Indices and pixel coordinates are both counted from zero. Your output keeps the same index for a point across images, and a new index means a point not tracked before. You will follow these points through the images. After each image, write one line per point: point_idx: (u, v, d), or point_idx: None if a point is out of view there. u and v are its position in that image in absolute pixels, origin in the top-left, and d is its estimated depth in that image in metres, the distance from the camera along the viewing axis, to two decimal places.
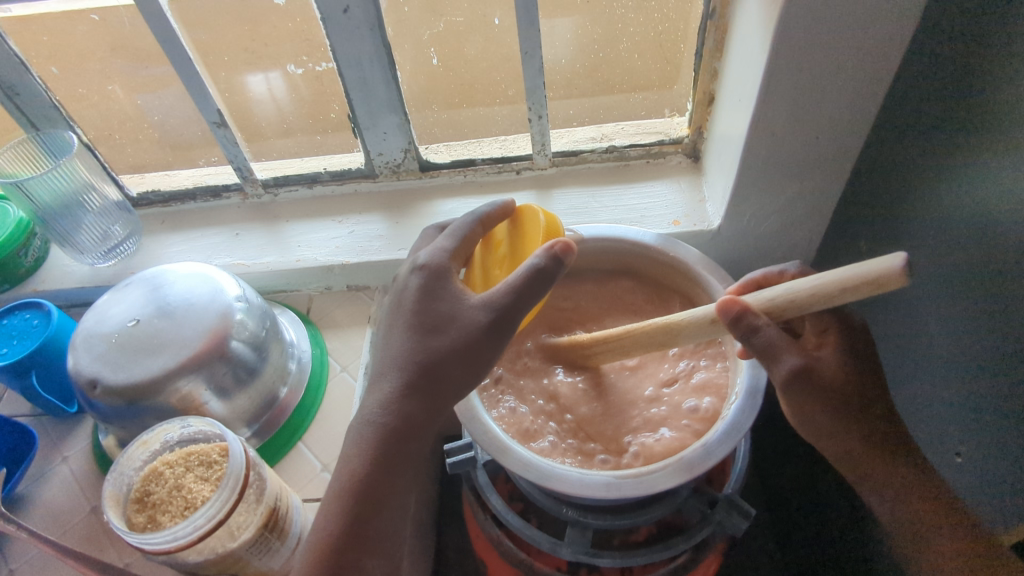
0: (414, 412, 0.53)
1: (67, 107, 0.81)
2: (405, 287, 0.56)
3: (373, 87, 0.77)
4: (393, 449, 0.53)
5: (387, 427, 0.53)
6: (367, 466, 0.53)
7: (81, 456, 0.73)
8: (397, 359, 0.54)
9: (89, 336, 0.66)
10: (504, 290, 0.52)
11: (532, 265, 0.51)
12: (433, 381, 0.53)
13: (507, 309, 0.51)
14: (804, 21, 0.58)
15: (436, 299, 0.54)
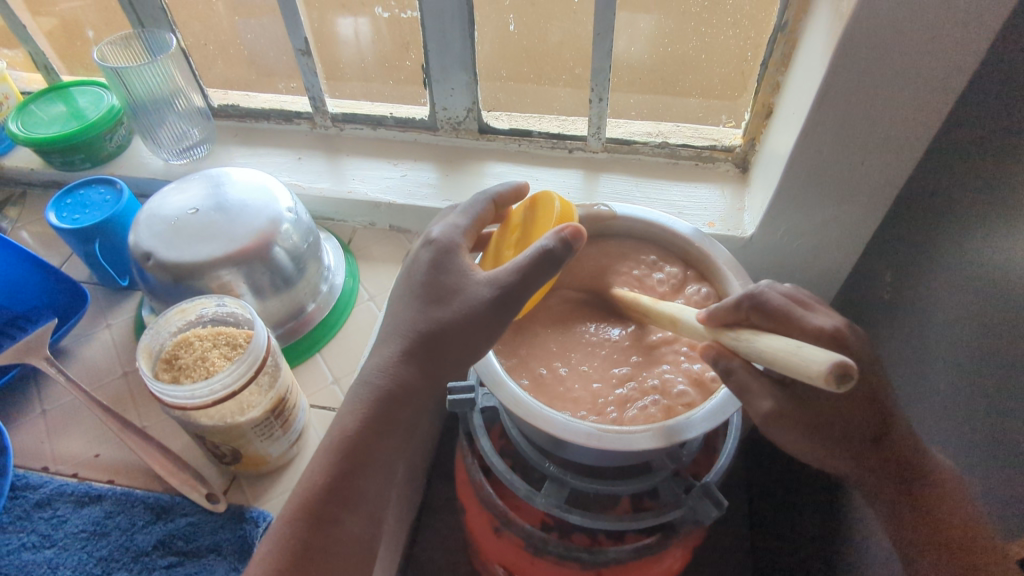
0: (412, 379, 0.54)
1: (172, 13, 0.88)
2: (416, 258, 0.57)
3: (450, 43, 0.82)
4: (385, 413, 0.54)
5: (382, 390, 0.53)
6: (357, 426, 0.53)
7: (123, 327, 0.80)
8: (401, 326, 0.55)
9: (152, 215, 0.72)
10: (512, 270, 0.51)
11: (541, 246, 0.50)
12: (433, 351, 0.53)
13: (513, 289, 0.51)
14: (867, 40, 0.61)
15: (444, 271, 0.55)
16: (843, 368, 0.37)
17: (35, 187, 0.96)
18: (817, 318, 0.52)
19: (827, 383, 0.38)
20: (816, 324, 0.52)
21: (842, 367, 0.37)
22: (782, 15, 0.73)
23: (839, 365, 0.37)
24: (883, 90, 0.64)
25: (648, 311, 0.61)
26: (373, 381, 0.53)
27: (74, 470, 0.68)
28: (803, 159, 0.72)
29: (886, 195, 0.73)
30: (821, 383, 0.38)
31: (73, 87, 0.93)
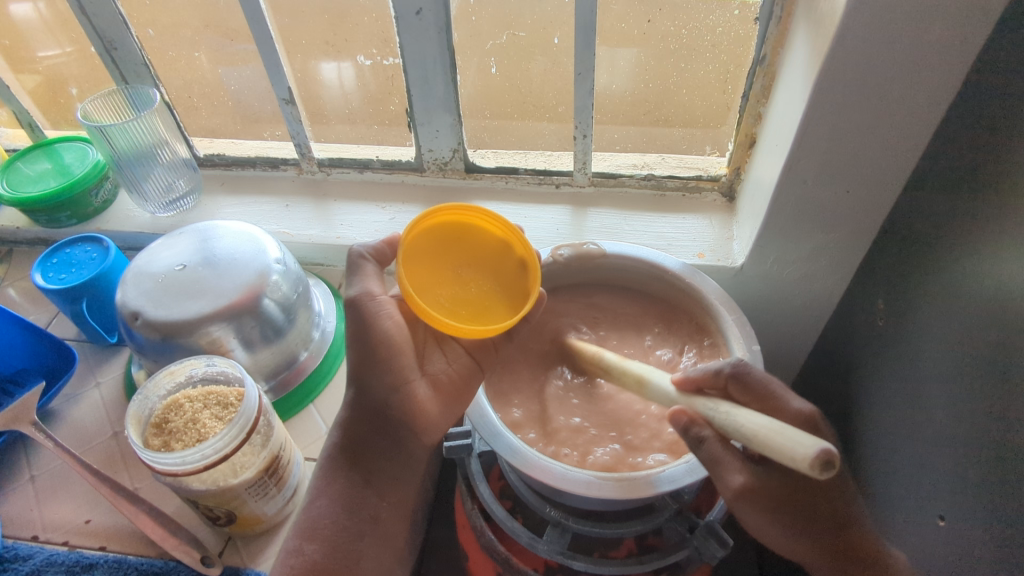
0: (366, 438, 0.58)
1: (156, 68, 0.89)
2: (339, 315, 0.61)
3: (433, 86, 0.83)
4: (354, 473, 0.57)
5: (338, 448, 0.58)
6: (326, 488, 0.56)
7: (112, 385, 0.79)
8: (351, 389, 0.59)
9: (139, 273, 0.72)
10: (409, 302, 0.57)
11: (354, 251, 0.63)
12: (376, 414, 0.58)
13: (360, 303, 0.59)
14: (845, 74, 0.62)
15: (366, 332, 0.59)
16: (828, 456, 0.39)
17: (20, 245, 0.96)
18: (734, 477, 0.49)
19: (822, 467, 0.40)
20: (734, 483, 0.49)
21: (826, 452, 0.39)
22: (760, 49, 0.74)
23: (822, 451, 0.39)
24: (863, 120, 0.65)
25: (612, 367, 0.62)
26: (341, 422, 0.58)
27: (64, 538, 0.66)
28: (788, 190, 0.72)
29: (872, 222, 0.73)
30: (814, 467, 0.40)
31: (57, 144, 0.93)
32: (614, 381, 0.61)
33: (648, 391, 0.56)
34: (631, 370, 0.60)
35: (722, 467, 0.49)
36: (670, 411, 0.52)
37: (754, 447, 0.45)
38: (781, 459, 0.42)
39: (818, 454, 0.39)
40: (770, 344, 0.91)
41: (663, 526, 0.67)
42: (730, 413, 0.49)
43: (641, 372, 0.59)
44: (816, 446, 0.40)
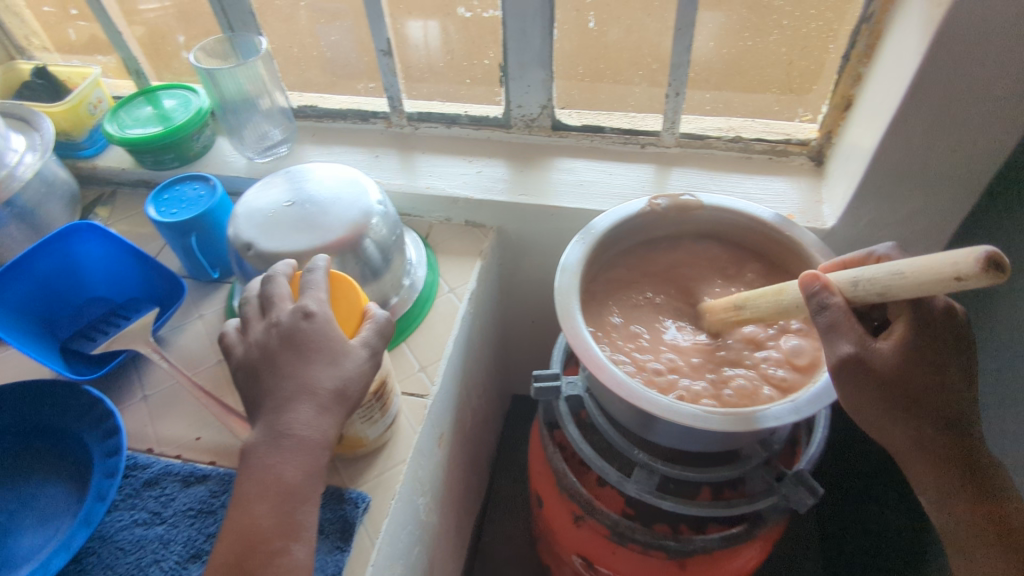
0: None
1: (260, 17, 0.92)
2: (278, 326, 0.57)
3: (530, 40, 0.84)
4: None
5: None
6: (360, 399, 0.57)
7: (215, 317, 0.83)
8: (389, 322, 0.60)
9: (249, 209, 0.76)
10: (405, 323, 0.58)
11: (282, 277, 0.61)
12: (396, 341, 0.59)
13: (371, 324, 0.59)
14: (968, 28, 0.60)
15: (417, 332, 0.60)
16: (996, 257, 0.37)
17: (124, 186, 1.01)
18: (844, 345, 0.51)
19: (957, 276, 0.39)
20: (841, 351, 0.51)
21: (992, 255, 0.37)
22: (868, 6, 0.74)
23: (989, 253, 0.38)
24: (979, 77, 0.64)
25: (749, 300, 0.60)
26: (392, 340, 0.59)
27: (177, 451, 0.70)
28: (890, 150, 0.71)
29: (976, 185, 0.72)
30: (956, 276, 0.39)
31: (160, 91, 0.97)
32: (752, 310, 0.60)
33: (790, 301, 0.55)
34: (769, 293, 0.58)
35: (835, 333, 0.51)
36: (802, 274, 0.52)
37: (904, 291, 0.44)
38: (943, 282, 0.41)
39: (985, 254, 0.37)
40: None
41: (749, 475, 0.69)
42: (850, 274, 0.49)
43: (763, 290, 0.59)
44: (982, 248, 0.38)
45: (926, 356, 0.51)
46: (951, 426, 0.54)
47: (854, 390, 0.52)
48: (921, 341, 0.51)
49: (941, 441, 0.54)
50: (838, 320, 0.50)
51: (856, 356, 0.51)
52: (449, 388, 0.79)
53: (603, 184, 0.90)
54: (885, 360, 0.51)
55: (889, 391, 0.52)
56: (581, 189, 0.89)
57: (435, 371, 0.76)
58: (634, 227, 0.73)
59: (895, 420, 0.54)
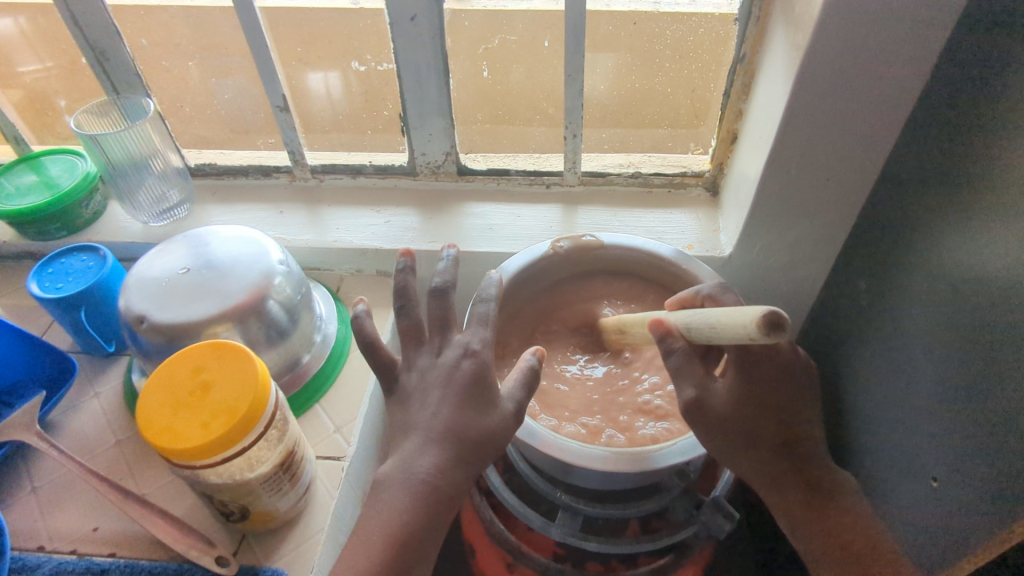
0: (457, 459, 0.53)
1: (147, 78, 0.89)
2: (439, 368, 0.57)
3: (427, 91, 0.85)
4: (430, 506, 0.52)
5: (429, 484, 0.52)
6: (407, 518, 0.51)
7: (112, 394, 0.78)
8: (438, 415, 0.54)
9: (141, 278, 0.72)
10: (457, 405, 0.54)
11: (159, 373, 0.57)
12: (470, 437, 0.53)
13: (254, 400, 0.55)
14: (824, 69, 0.66)
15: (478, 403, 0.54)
16: (775, 318, 0.43)
17: (7, 259, 0.94)
18: (687, 390, 0.57)
19: (752, 334, 0.45)
20: (685, 394, 0.57)
21: (773, 315, 0.43)
22: (739, 48, 0.79)
23: (773, 313, 0.43)
24: (839, 113, 0.69)
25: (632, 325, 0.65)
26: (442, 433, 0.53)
27: (72, 546, 0.65)
28: (772, 181, 0.76)
29: (850, 208, 0.77)
30: (752, 335, 0.45)
31: (43, 158, 0.92)
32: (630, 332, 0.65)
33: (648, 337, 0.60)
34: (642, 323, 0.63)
35: (681, 376, 0.57)
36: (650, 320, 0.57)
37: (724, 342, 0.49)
38: (738, 334, 0.46)
39: (767, 315, 0.43)
40: None
41: (670, 505, 0.69)
42: (687, 317, 0.55)
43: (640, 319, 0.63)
44: (765, 309, 0.44)
45: (756, 394, 0.57)
46: (797, 459, 0.59)
47: (703, 424, 0.58)
48: (748, 376, 0.57)
49: (790, 471, 0.58)
50: (681, 363, 0.57)
51: (696, 399, 0.57)
52: (368, 446, 0.77)
53: (511, 226, 0.91)
54: (720, 400, 0.58)
55: (726, 428, 0.57)
56: (490, 233, 0.90)
57: (351, 432, 0.74)
58: (539, 270, 0.74)
59: (741, 456, 0.59)
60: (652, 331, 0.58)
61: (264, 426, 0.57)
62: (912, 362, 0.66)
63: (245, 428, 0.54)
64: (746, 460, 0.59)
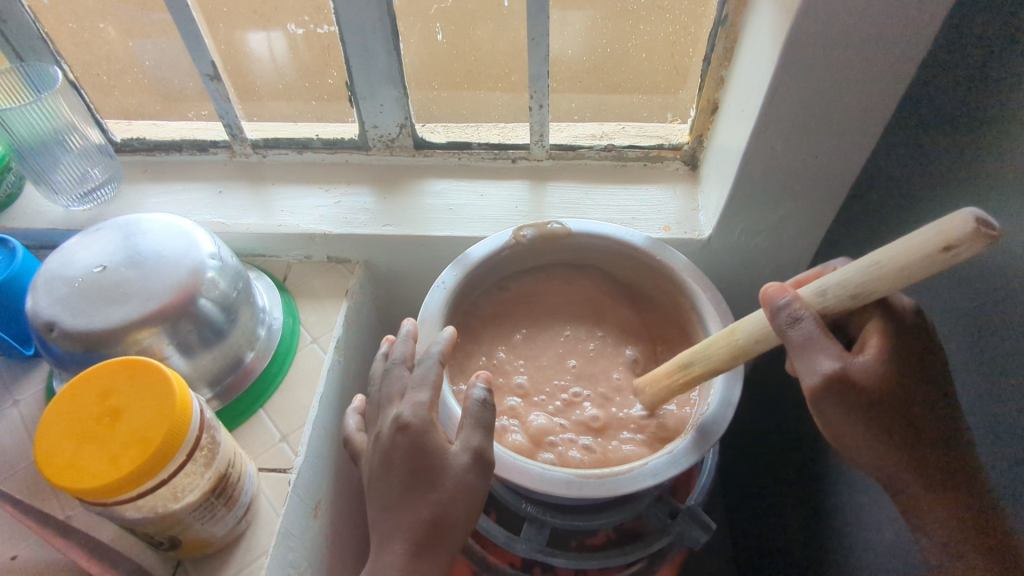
0: (414, 527, 0.49)
1: (54, 41, 0.79)
2: (379, 441, 0.52)
3: (375, 57, 0.76)
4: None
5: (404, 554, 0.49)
6: None
7: (33, 401, 0.70)
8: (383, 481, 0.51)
9: (51, 276, 0.64)
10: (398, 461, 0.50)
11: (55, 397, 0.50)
12: (419, 502, 0.49)
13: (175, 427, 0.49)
14: (815, 36, 0.58)
15: (419, 461, 0.50)
16: (985, 218, 0.35)
17: None
18: (827, 360, 0.47)
19: (947, 245, 0.36)
20: (824, 367, 0.47)
21: (980, 216, 0.35)
22: (722, 8, 0.71)
23: (978, 215, 0.35)
24: (831, 85, 0.62)
25: (696, 356, 0.56)
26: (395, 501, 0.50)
27: None
28: (756, 158, 0.69)
29: (839, 187, 0.71)
30: (945, 245, 0.36)
31: None
32: (703, 365, 0.55)
33: (744, 340, 0.51)
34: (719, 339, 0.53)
35: (817, 347, 0.46)
36: (767, 286, 0.47)
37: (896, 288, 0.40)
38: (932, 256, 0.37)
39: (975, 214, 0.35)
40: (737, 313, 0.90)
41: (644, 513, 0.65)
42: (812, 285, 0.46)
43: (713, 340, 0.54)
44: (968, 212, 0.36)
45: (906, 357, 0.50)
46: (946, 447, 0.51)
47: (837, 409, 0.49)
48: (895, 350, 0.50)
49: (939, 460, 0.50)
50: (812, 335, 0.46)
51: (840, 372, 0.47)
52: (320, 451, 0.71)
53: (473, 207, 0.84)
54: (866, 375, 0.48)
55: (875, 402, 0.49)
56: (451, 214, 0.83)
57: (299, 440, 0.68)
58: (501, 261, 0.70)
59: (884, 445, 0.50)
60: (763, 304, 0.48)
61: (186, 455, 0.51)
62: None
63: (162, 460, 0.48)
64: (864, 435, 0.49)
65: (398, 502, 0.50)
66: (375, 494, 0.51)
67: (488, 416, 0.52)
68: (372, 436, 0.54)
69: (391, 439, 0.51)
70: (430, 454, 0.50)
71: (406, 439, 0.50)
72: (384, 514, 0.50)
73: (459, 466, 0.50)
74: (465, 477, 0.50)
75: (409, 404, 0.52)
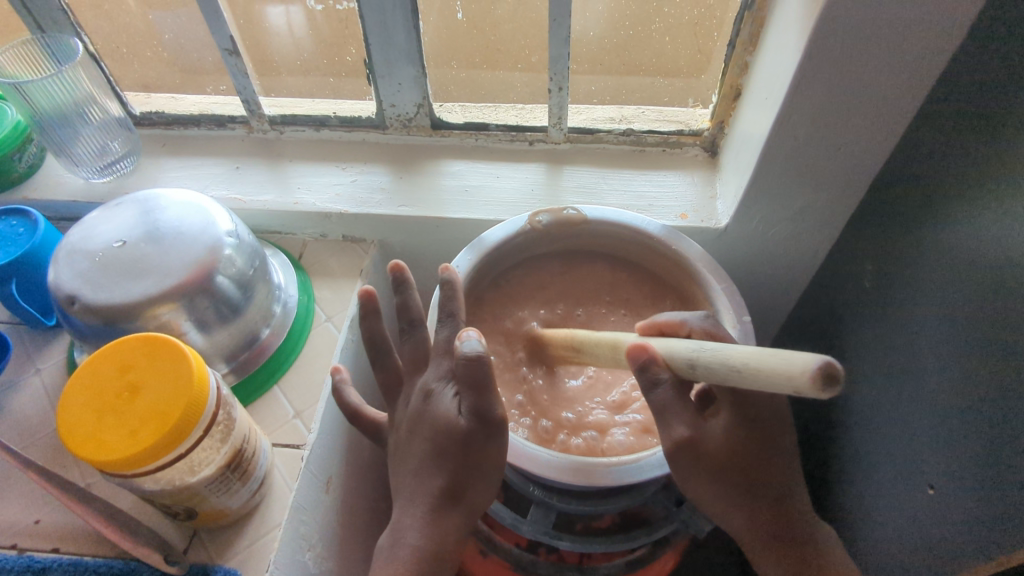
0: (437, 475, 0.51)
1: (75, 13, 0.79)
2: (410, 409, 0.55)
3: (394, 35, 0.75)
4: (435, 519, 0.51)
5: (430, 496, 0.51)
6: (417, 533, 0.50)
7: (55, 370, 0.72)
8: (413, 438, 0.53)
9: (73, 249, 0.65)
10: (426, 417, 0.53)
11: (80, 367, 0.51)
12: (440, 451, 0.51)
13: (193, 404, 0.50)
14: (844, 24, 0.57)
15: (440, 420, 0.52)
16: (831, 370, 0.35)
17: None
18: (679, 427, 0.51)
19: (795, 391, 0.36)
20: (677, 432, 0.51)
21: (828, 365, 0.35)
22: None
23: (825, 363, 0.35)
24: (859, 75, 0.61)
25: (586, 343, 0.58)
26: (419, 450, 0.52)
27: (12, 540, 0.61)
28: (778, 149, 0.68)
29: (862, 179, 0.70)
30: (797, 394, 0.36)
31: None
32: (591, 353, 0.58)
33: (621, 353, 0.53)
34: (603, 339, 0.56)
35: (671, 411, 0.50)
36: (630, 344, 0.49)
37: (744, 385, 0.40)
38: (774, 383, 0.37)
39: (821, 366, 0.35)
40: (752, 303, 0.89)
41: (650, 501, 0.66)
42: (666, 343, 0.47)
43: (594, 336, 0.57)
44: (818, 358, 0.36)
45: (753, 438, 0.53)
46: (790, 513, 0.53)
47: (685, 470, 0.52)
48: (739, 416, 0.53)
49: (782, 529, 0.53)
50: (669, 401, 0.49)
51: (688, 438, 0.51)
52: (332, 428, 0.73)
53: (489, 189, 0.83)
54: (715, 442, 0.52)
55: (722, 469, 0.52)
56: (467, 196, 0.82)
57: (312, 417, 0.69)
58: (517, 245, 0.71)
59: (733, 505, 0.53)
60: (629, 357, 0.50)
61: (203, 430, 0.52)
62: (919, 360, 0.61)
63: (180, 434, 0.49)
64: (720, 503, 0.53)
65: (421, 455, 0.52)
66: (402, 460, 0.54)
67: (482, 368, 0.49)
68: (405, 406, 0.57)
69: (418, 407, 0.54)
70: (443, 421, 0.52)
71: (430, 403, 0.53)
72: (407, 479, 0.52)
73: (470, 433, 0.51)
74: (479, 442, 0.51)
75: (433, 374, 0.55)
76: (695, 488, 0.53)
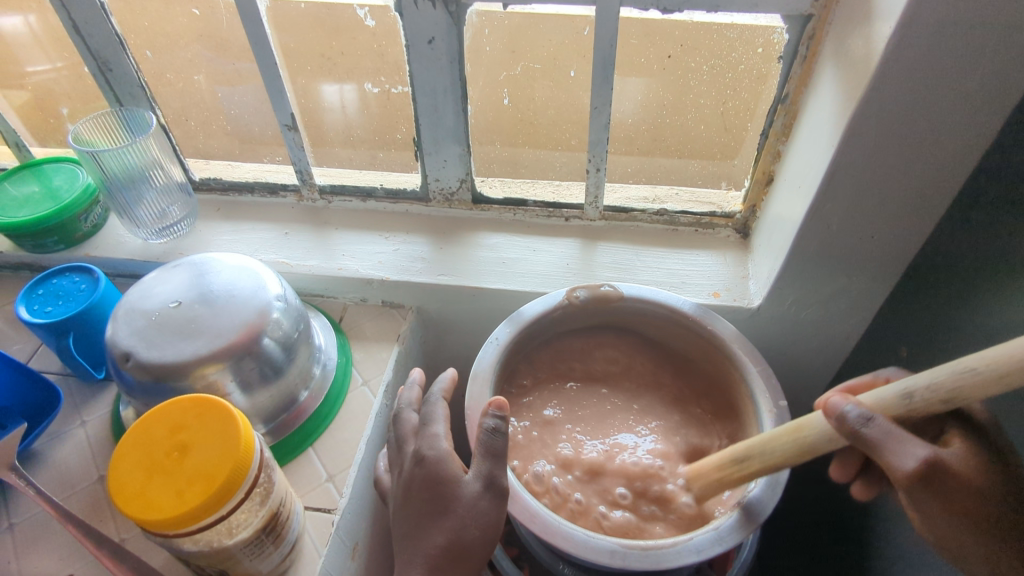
0: (433, 537, 0.52)
1: (152, 89, 0.86)
2: (402, 474, 0.56)
3: (443, 116, 0.80)
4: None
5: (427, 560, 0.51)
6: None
7: (100, 423, 0.74)
8: (404, 499, 0.55)
9: (131, 308, 0.68)
10: (422, 475, 0.54)
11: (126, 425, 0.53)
12: (437, 516, 0.52)
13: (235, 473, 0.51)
14: (876, 125, 0.59)
15: (439, 480, 0.53)
16: None
17: (5, 270, 0.91)
18: (920, 449, 0.47)
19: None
20: (919, 455, 0.46)
21: None
22: (782, 88, 0.73)
23: None
24: (892, 167, 0.63)
25: (754, 447, 0.55)
26: (410, 514, 0.54)
27: None
28: (812, 235, 0.69)
29: (897, 266, 0.71)
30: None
31: (46, 165, 0.89)
32: (759, 459, 0.54)
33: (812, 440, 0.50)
34: (780, 432, 0.53)
35: (899, 441, 0.46)
36: (828, 401, 0.48)
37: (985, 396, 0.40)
38: (1018, 377, 0.37)
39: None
40: (784, 384, 0.89)
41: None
42: (873, 391, 0.47)
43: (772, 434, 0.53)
44: None
45: (995, 471, 0.52)
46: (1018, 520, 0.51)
47: (932, 499, 0.50)
48: (987, 457, 0.52)
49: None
50: (890, 434, 0.46)
51: (933, 458, 0.47)
52: (363, 493, 0.73)
53: (526, 262, 0.86)
54: (957, 463, 0.51)
55: (968, 503, 0.50)
56: (503, 268, 0.85)
57: (344, 481, 0.70)
58: (554, 319, 0.73)
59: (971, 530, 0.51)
60: (824, 418, 0.48)
61: (245, 493, 0.53)
62: None
63: (224, 496, 0.50)
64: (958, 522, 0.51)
65: (421, 518, 0.53)
66: (400, 521, 0.55)
67: (500, 445, 0.53)
68: (397, 471, 0.58)
69: (410, 471, 0.55)
70: (443, 484, 0.53)
71: (423, 469, 0.54)
72: (404, 541, 0.53)
73: (471, 493, 0.53)
74: (478, 504, 0.52)
75: (426, 441, 0.56)
76: (934, 518, 0.51)
